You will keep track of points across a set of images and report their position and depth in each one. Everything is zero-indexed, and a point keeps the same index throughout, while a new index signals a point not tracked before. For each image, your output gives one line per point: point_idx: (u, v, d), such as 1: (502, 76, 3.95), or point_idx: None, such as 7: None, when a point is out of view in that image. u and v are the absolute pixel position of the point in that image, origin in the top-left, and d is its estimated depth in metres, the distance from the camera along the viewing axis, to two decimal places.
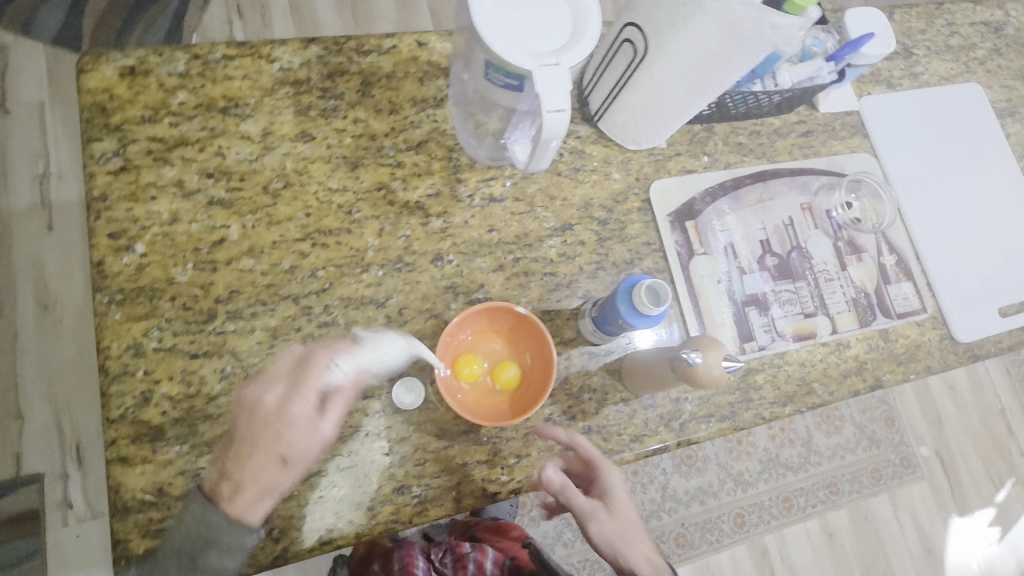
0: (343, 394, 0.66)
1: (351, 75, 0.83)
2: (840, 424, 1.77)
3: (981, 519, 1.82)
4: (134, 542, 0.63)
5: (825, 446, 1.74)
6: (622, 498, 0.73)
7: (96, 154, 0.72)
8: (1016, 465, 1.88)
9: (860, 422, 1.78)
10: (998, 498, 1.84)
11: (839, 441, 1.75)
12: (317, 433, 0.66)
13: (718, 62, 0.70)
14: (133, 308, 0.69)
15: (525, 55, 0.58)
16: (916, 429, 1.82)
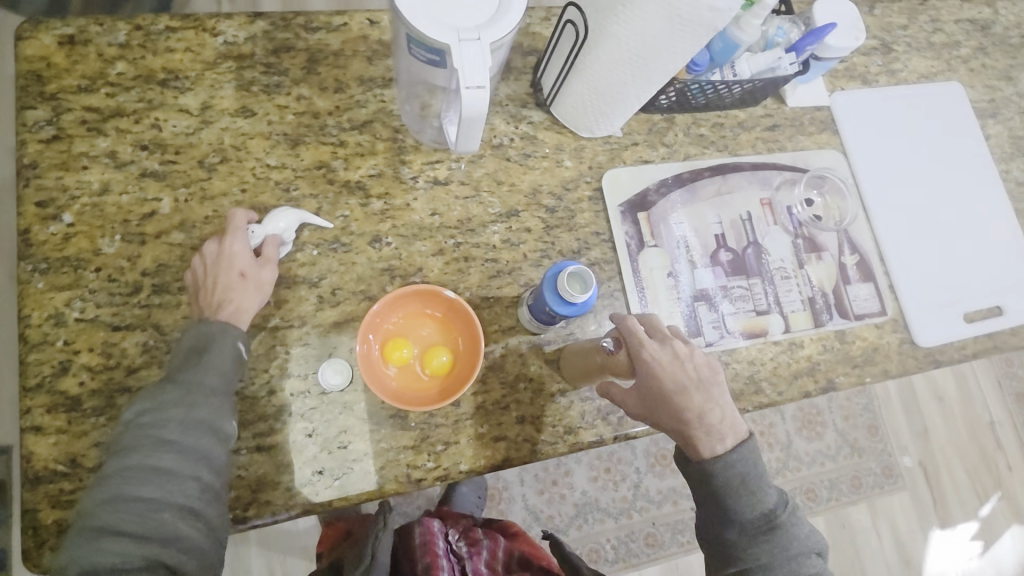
0: (273, 242, 0.72)
1: (297, 52, 0.82)
2: (821, 430, 1.73)
3: (963, 533, 1.78)
4: (43, 512, 0.62)
5: (804, 452, 1.71)
6: (659, 359, 0.69)
7: (29, 122, 0.72)
8: (1003, 480, 1.84)
9: (841, 430, 1.75)
10: (982, 512, 1.80)
11: (818, 447, 1.72)
12: (257, 266, 0.70)
13: (660, 45, 0.69)
14: (57, 277, 0.68)
15: (444, 30, 0.57)
16: (900, 439, 1.78)
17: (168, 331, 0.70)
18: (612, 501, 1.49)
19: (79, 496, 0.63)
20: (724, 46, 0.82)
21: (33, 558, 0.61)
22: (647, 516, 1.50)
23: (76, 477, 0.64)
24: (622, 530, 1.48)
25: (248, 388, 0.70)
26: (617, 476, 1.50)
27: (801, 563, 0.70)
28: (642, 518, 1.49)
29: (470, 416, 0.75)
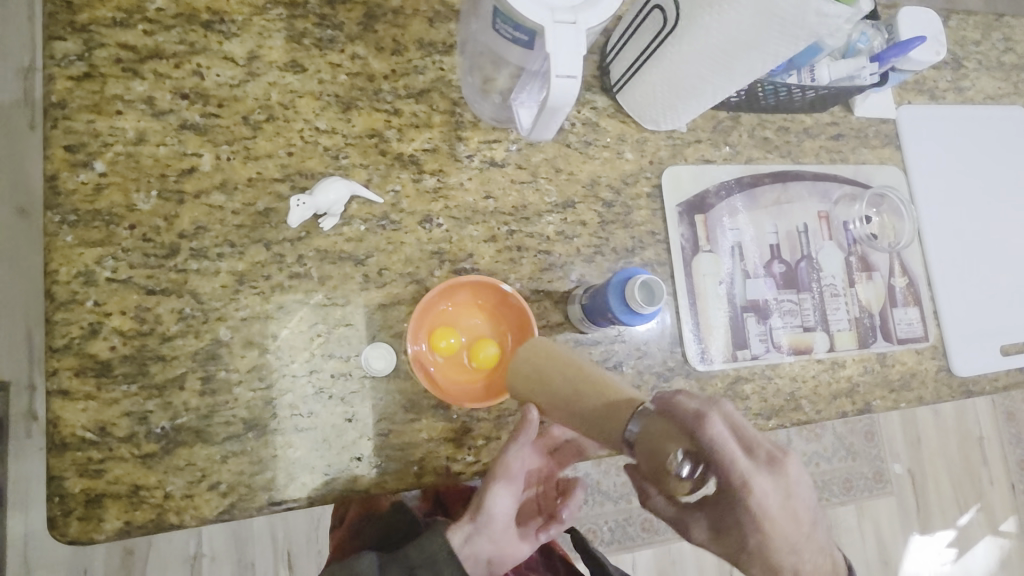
0: None
1: (355, 5, 0.75)
2: (820, 433, 1.75)
3: (940, 539, 1.83)
4: (69, 481, 0.59)
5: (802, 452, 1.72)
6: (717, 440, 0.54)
7: (58, 55, 0.65)
8: (984, 493, 1.89)
9: (839, 433, 1.77)
10: (961, 522, 1.85)
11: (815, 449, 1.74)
12: None
13: (752, 46, 0.63)
14: (87, 231, 0.63)
15: (538, 6, 0.50)
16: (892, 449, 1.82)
17: (206, 300, 0.65)
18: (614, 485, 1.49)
19: (108, 466, 0.60)
20: (807, 48, 0.78)
21: (58, 528, 0.58)
22: None
23: (106, 446, 0.60)
24: (620, 513, 1.49)
25: (287, 367, 0.66)
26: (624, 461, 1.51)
27: None
28: None
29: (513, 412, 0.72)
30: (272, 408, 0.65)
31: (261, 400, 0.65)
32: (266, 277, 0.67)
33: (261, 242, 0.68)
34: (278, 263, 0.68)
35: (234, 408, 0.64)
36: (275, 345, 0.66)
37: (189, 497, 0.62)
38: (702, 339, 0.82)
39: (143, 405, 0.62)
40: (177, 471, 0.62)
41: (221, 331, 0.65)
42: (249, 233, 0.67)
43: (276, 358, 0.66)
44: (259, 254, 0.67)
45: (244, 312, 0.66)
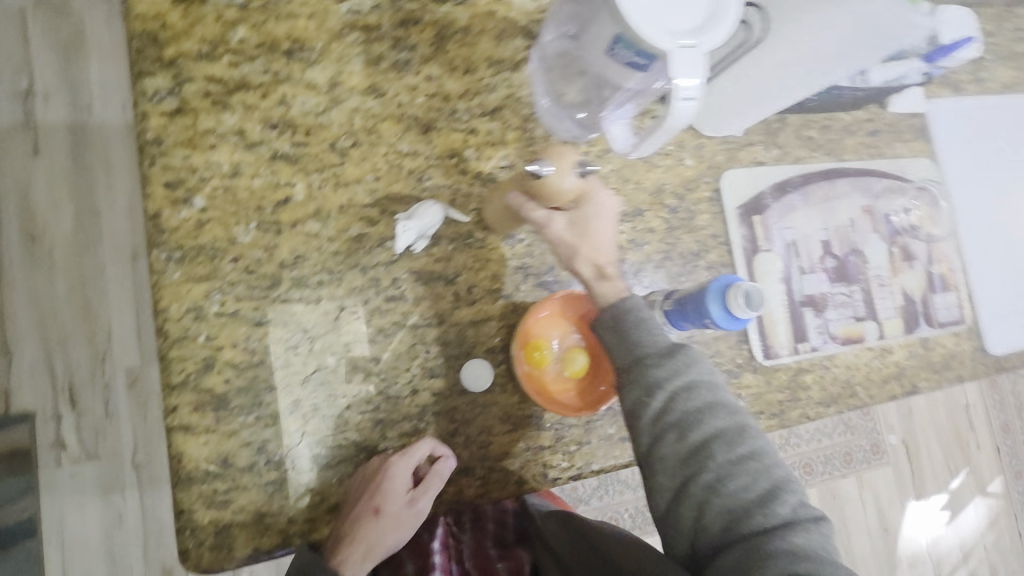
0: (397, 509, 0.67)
1: (425, 26, 0.76)
2: None
3: (969, 510, 1.82)
4: (198, 513, 0.60)
5: (807, 429, 1.69)
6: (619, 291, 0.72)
7: (149, 91, 0.65)
8: (1001, 463, 1.87)
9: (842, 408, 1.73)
10: (992, 489, 1.85)
11: (819, 424, 1.70)
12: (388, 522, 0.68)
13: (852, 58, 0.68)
14: (194, 266, 0.64)
15: (662, 32, 0.53)
16: (919, 410, 1.82)
17: (311, 328, 0.66)
18: None
19: (233, 497, 0.61)
20: None
21: (191, 560, 0.60)
22: None
23: (228, 477, 0.62)
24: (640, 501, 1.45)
25: (391, 388, 0.68)
26: None
27: (750, 476, 0.63)
28: None
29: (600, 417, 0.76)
30: (381, 428, 0.67)
31: (369, 421, 0.67)
32: (365, 301, 0.69)
33: (357, 267, 0.69)
34: (375, 287, 0.69)
35: (345, 432, 0.66)
36: (379, 367, 0.68)
37: (311, 521, 0.64)
38: (765, 336, 0.86)
39: (261, 434, 0.63)
40: (298, 496, 0.64)
41: (327, 357, 0.66)
42: (346, 259, 0.69)
43: (380, 380, 0.68)
44: (356, 279, 0.69)
45: (347, 337, 0.67)
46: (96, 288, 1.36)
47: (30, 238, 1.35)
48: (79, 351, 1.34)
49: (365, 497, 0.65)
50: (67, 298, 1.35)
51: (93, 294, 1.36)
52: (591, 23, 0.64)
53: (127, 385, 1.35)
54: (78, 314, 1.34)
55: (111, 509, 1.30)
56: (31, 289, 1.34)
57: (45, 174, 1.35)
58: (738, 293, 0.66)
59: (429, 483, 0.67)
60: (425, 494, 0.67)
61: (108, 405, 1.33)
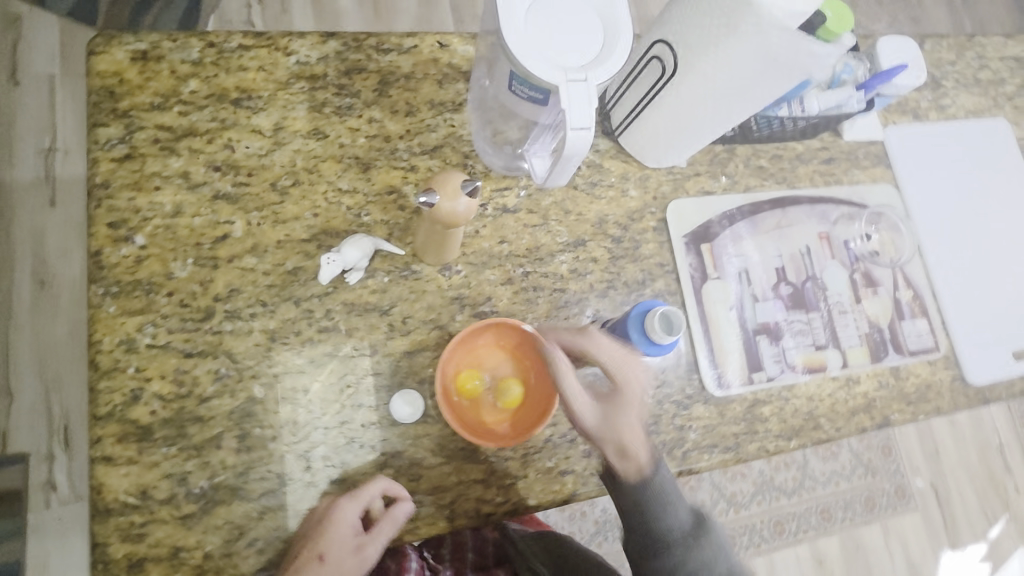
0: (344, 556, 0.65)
1: (370, 74, 0.80)
2: (838, 449, 1.64)
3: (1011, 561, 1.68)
4: (112, 547, 0.61)
5: (821, 471, 1.61)
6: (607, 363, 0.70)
7: (101, 140, 0.70)
8: None
9: (857, 449, 1.65)
10: None
11: (835, 466, 1.62)
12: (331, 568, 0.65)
13: (765, 88, 0.68)
14: (129, 301, 0.67)
15: (552, 68, 0.56)
16: (948, 453, 1.70)
17: (241, 359, 0.68)
18: None
19: (150, 529, 0.62)
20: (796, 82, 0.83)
21: None
22: None
23: (146, 509, 0.63)
24: None
25: (319, 419, 0.69)
26: None
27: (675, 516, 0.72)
28: None
29: (538, 449, 0.74)
30: (306, 460, 0.68)
31: (295, 453, 0.67)
32: (296, 333, 0.70)
33: (291, 299, 0.71)
34: (308, 318, 0.71)
35: (269, 463, 0.67)
36: (307, 398, 0.69)
37: (228, 555, 0.64)
38: (718, 365, 0.84)
39: (182, 465, 0.64)
40: (216, 529, 0.64)
41: (255, 388, 0.68)
42: (280, 292, 0.71)
43: (308, 411, 0.69)
44: (289, 312, 0.71)
45: (277, 368, 0.69)
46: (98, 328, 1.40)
47: (39, 282, 1.41)
48: (75, 392, 1.38)
49: (314, 544, 0.63)
50: (69, 339, 1.39)
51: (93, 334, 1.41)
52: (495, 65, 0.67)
53: None
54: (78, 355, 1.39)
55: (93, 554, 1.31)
56: (36, 332, 1.38)
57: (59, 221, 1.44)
58: (654, 316, 0.71)
59: (381, 526, 0.66)
60: (377, 541, 0.66)
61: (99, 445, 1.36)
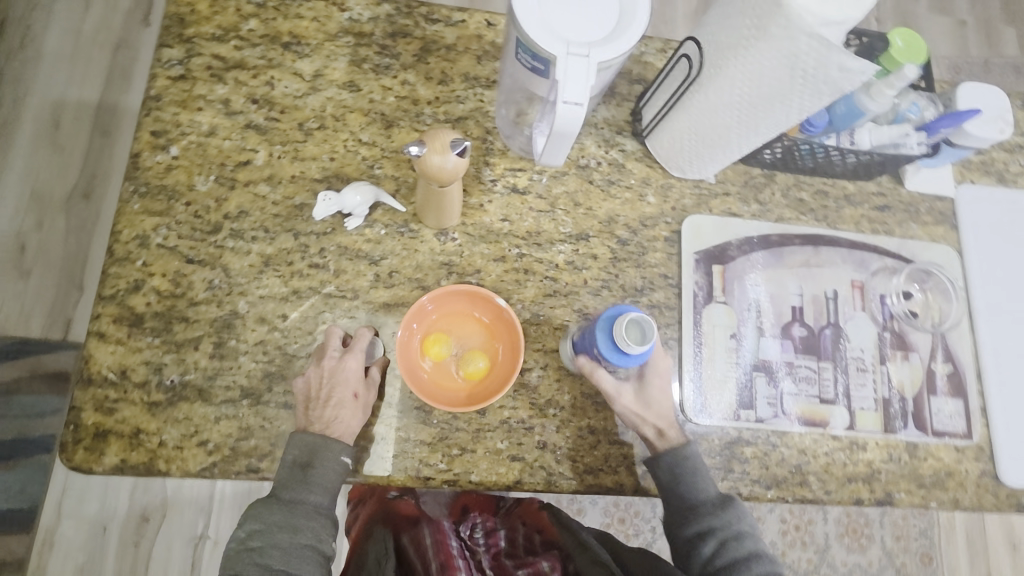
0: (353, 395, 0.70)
1: (413, 39, 0.84)
2: (866, 543, 1.48)
3: None
4: (85, 413, 0.67)
5: (842, 562, 1.46)
6: (607, 379, 0.72)
7: (163, 59, 0.78)
8: None
9: (889, 548, 1.48)
10: None
11: (860, 560, 1.46)
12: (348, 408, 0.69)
13: (792, 101, 0.64)
14: (152, 202, 0.73)
15: (556, 40, 0.56)
16: None
17: (234, 275, 0.73)
18: None
19: (119, 407, 0.68)
20: (847, 109, 0.78)
21: (66, 453, 0.65)
22: None
23: (122, 387, 0.68)
24: None
25: (289, 346, 0.72)
26: (631, 531, 1.45)
27: None
28: None
29: (492, 428, 0.73)
30: (268, 381, 0.71)
31: (260, 371, 0.71)
32: (288, 263, 0.74)
33: (291, 231, 0.75)
34: (302, 252, 0.75)
35: (235, 374, 0.70)
36: (283, 325, 0.72)
37: (180, 448, 0.67)
38: (703, 392, 0.79)
39: (160, 357, 0.69)
40: (175, 422, 0.68)
41: (240, 304, 0.72)
42: (284, 222, 0.75)
43: (281, 336, 0.72)
44: (287, 242, 0.75)
45: (263, 291, 0.73)
46: None
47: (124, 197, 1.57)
48: None
49: (340, 384, 0.68)
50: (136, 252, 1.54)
51: None
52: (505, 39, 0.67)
53: None
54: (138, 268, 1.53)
55: None
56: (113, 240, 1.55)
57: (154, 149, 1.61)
58: (625, 325, 0.65)
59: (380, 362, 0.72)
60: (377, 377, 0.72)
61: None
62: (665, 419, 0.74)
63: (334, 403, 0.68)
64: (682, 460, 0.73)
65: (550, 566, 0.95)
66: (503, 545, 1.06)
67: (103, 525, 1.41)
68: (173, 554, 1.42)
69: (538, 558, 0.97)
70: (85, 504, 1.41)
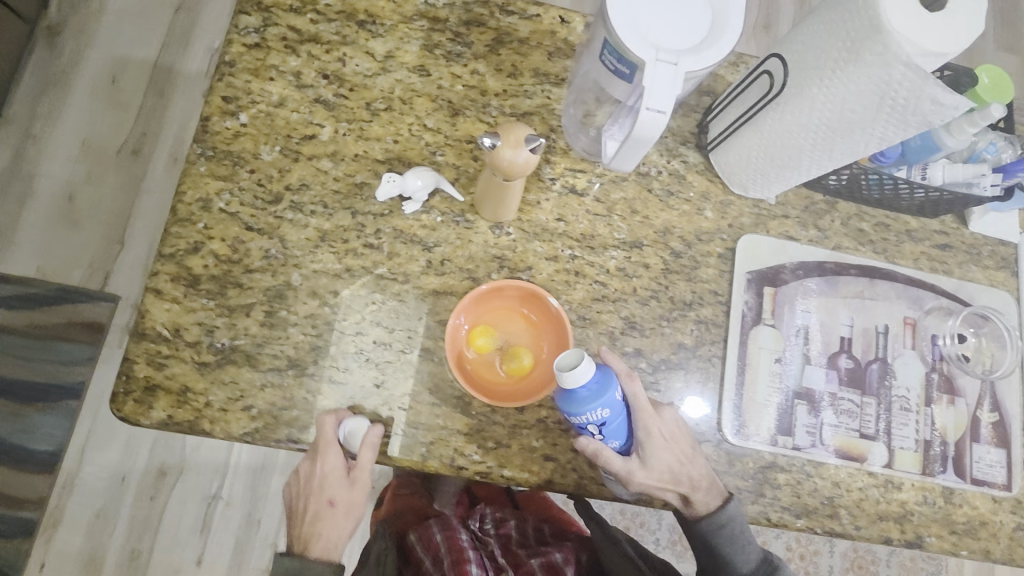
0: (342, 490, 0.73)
1: (487, 29, 0.84)
2: None
3: None
4: (137, 366, 0.68)
5: None
6: (616, 463, 0.69)
7: (240, 25, 0.78)
8: None
9: None
10: None
11: None
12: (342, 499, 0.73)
13: (875, 131, 0.62)
14: (218, 166, 0.74)
15: (645, 45, 0.54)
16: None
17: (290, 246, 0.74)
18: None
19: (170, 364, 0.69)
20: (922, 143, 0.76)
21: (116, 403, 0.67)
22: None
23: (174, 345, 0.69)
24: None
25: (338, 322, 0.72)
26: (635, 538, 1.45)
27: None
28: None
29: (528, 426, 0.73)
30: (315, 355, 0.71)
31: (308, 344, 0.71)
32: (344, 240, 0.75)
33: (349, 210, 0.76)
34: (358, 231, 0.75)
35: (284, 345, 0.71)
36: (334, 301, 0.73)
37: (224, 411, 0.68)
38: (742, 415, 0.78)
39: (213, 319, 0.70)
40: (222, 385, 0.69)
41: (294, 276, 0.73)
42: (343, 200, 0.76)
43: (331, 312, 0.73)
44: (344, 220, 0.75)
45: (317, 265, 0.74)
46: None
47: (173, 158, 1.60)
48: None
49: (322, 484, 0.72)
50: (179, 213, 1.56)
51: None
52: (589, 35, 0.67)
53: None
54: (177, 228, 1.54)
55: None
56: (159, 199, 1.57)
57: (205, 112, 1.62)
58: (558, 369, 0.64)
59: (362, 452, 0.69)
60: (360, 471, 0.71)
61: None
62: (686, 485, 0.72)
63: (325, 500, 0.73)
64: (718, 529, 0.74)
65: (562, 557, 0.97)
66: (515, 534, 1.07)
67: (121, 476, 1.44)
68: (186, 511, 1.45)
69: (550, 549, 0.99)
70: (106, 453, 1.45)
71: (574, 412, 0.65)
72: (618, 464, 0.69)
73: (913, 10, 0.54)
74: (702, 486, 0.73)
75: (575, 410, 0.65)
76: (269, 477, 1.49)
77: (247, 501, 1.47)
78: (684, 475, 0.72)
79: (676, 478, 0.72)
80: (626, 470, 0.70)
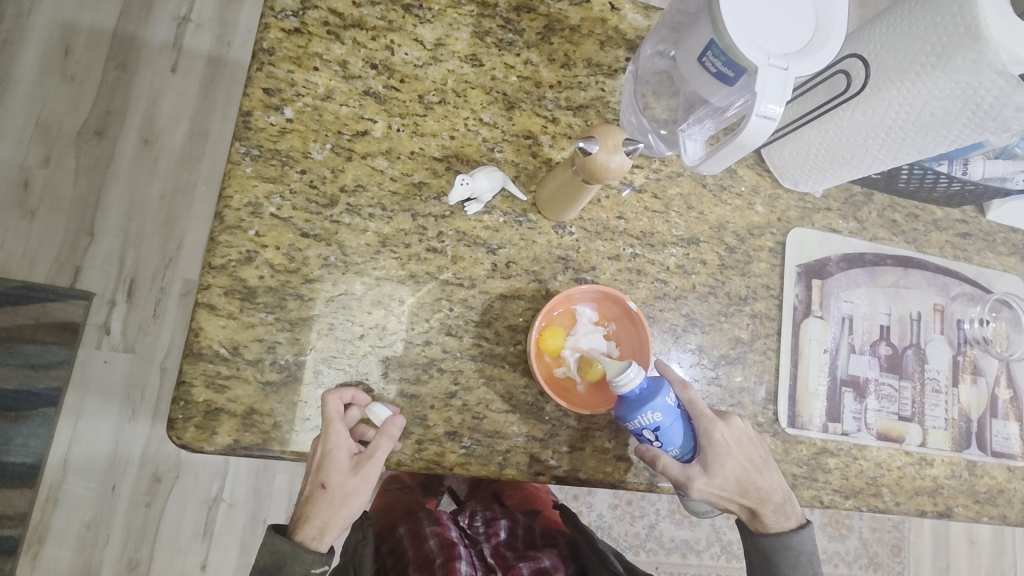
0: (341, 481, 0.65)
1: (538, 15, 0.79)
2: (846, 533, 1.54)
3: None
4: (196, 389, 0.64)
5: (823, 550, 1.51)
6: (673, 468, 0.70)
7: (277, 8, 0.71)
8: None
9: (867, 538, 1.55)
10: None
11: (840, 547, 1.52)
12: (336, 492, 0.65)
13: (949, 134, 0.65)
14: (265, 167, 0.68)
15: (756, 49, 0.55)
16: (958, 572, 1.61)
17: (350, 254, 0.69)
18: (624, 533, 1.41)
19: (231, 385, 0.64)
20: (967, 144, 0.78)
21: (175, 430, 0.63)
22: (652, 559, 1.42)
23: (234, 364, 0.65)
24: None
25: (406, 332, 0.69)
26: (637, 511, 1.42)
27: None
28: (648, 560, 1.41)
29: (600, 427, 0.74)
30: (385, 367, 0.68)
31: (377, 356, 0.68)
32: (406, 244, 0.71)
33: (409, 212, 0.72)
34: (420, 234, 0.71)
35: (352, 359, 0.67)
36: (400, 309, 0.70)
37: (295, 431, 0.65)
38: (796, 404, 0.81)
39: (274, 334, 0.66)
40: (290, 404, 0.66)
41: (357, 285, 0.69)
42: (401, 201, 0.71)
43: (398, 322, 0.69)
44: (405, 222, 0.71)
45: (380, 273, 0.70)
46: (186, 201, 1.39)
47: (145, 141, 1.38)
48: (149, 251, 1.37)
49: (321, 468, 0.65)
50: (157, 204, 1.38)
51: (180, 206, 1.39)
52: (686, 30, 0.68)
53: (181, 292, 1.37)
54: (157, 222, 1.37)
55: (125, 408, 1.32)
56: (129, 187, 1.37)
57: (175, 86, 1.40)
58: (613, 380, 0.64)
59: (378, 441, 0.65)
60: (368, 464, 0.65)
61: (158, 307, 1.35)
62: (753, 497, 0.73)
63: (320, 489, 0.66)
64: (780, 548, 0.75)
65: (553, 563, 0.89)
66: (505, 535, 0.97)
67: (111, 485, 1.30)
68: (185, 518, 1.32)
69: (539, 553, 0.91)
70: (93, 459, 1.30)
71: (626, 416, 0.65)
72: (676, 469, 0.70)
73: (1005, 18, 0.56)
74: (770, 499, 0.74)
75: (628, 414, 0.65)
76: (274, 475, 1.38)
77: (252, 501, 1.35)
78: (748, 483, 0.72)
79: (739, 486, 0.72)
80: (684, 475, 0.70)
